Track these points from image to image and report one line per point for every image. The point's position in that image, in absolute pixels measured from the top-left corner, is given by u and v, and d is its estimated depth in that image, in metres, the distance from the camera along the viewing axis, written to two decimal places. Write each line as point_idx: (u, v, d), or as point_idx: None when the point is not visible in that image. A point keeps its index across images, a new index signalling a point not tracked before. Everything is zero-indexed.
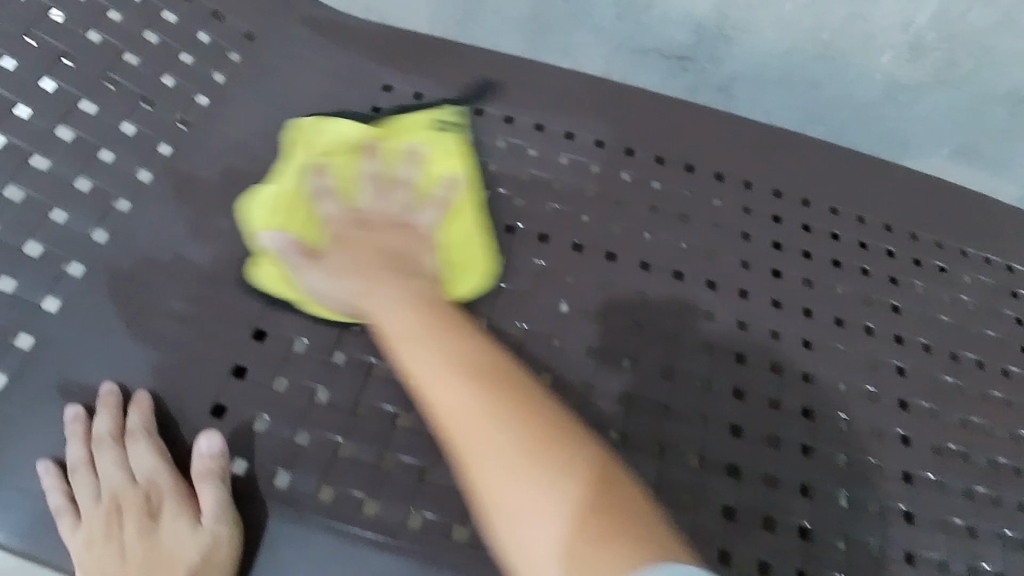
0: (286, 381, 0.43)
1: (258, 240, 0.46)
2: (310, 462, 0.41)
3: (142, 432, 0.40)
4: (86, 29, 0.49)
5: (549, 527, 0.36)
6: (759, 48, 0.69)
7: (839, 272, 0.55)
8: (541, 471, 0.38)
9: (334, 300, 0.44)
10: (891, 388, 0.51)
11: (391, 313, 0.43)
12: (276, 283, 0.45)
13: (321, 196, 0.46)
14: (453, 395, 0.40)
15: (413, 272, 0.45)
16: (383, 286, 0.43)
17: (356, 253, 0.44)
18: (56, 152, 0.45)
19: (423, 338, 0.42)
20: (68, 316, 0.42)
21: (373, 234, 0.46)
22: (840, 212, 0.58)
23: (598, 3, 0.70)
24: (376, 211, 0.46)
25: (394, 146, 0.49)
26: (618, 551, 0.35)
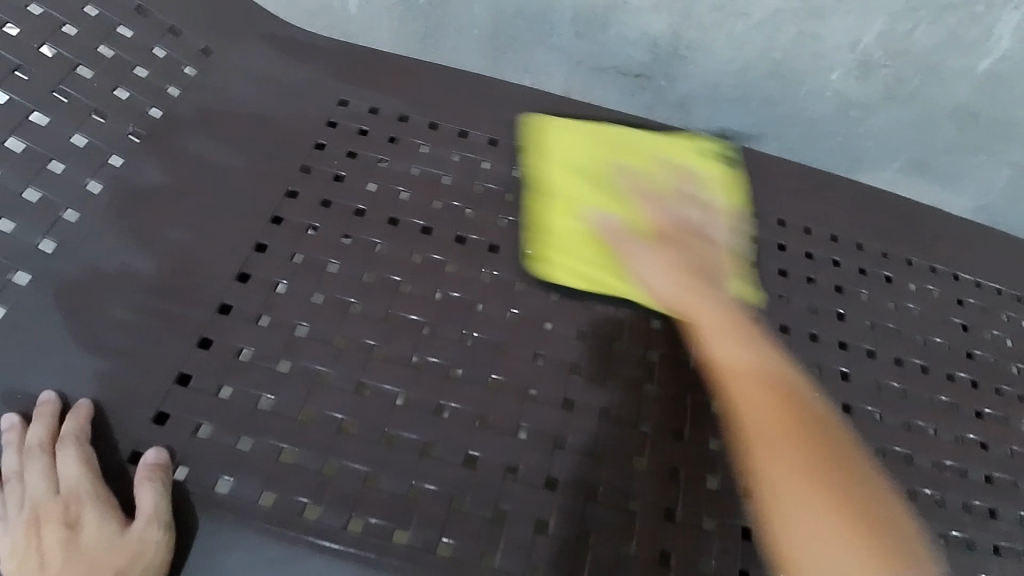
0: (230, 389, 0.43)
1: (585, 219, 0.53)
2: (253, 469, 0.41)
3: (72, 438, 0.39)
4: (39, 43, 0.49)
5: (825, 528, 0.38)
6: (712, 66, 0.71)
7: (785, 282, 0.55)
8: (815, 471, 0.41)
9: (659, 292, 0.50)
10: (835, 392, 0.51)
11: (713, 311, 0.49)
12: (549, 269, 0.51)
13: (642, 197, 0.53)
14: (753, 364, 0.46)
15: (708, 273, 0.51)
16: (705, 292, 0.50)
17: (682, 253, 0.51)
18: (4, 162, 0.45)
19: (740, 363, 0.46)
20: (10, 325, 0.42)
21: (690, 240, 0.52)
22: (787, 222, 0.59)
23: (558, 22, 0.72)
24: (686, 214, 0.53)
25: (671, 166, 0.55)
26: (853, 549, 0.37)
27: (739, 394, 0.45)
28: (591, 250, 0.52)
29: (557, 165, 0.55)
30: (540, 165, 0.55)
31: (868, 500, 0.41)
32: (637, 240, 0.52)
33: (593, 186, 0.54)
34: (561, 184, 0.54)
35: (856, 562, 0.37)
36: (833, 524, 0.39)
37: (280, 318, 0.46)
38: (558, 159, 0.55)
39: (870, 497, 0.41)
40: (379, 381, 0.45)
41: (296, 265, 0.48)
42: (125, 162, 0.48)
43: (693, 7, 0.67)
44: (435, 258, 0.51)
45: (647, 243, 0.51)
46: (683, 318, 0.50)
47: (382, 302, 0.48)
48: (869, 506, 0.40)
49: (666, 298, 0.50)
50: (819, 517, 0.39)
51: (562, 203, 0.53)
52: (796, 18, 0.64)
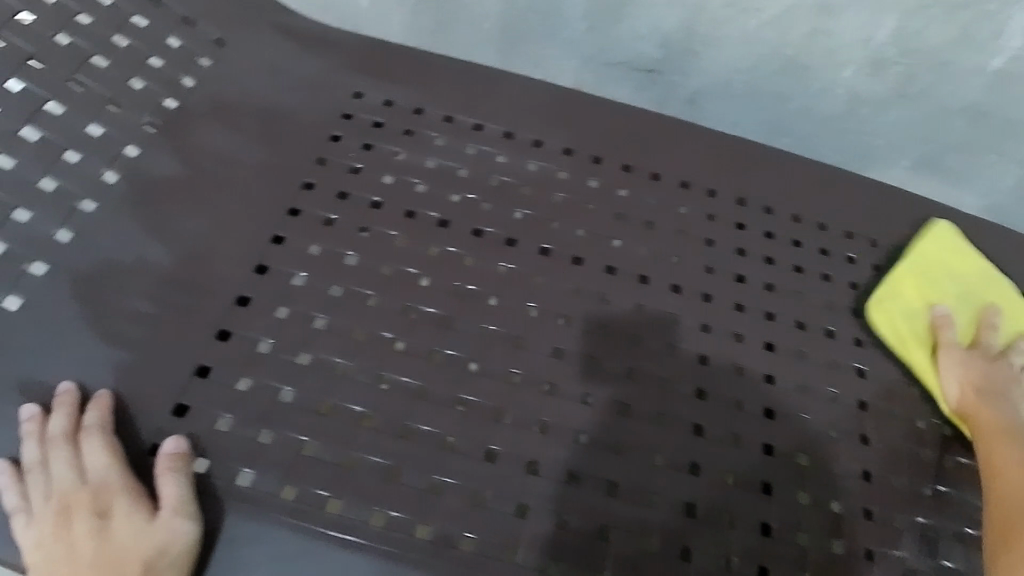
0: (249, 380, 0.43)
1: (930, 303, 0.55)
2: (274, 463, 0.41)
3: (97, 428, 0.39)
4: (54, 32, 0.49)
5: None
6: (725, 62, 0.71)
7: (801, 278, 0.56)
8: None
9: (950, 384, 0.52)
10: (851, 391, 0.51)
11: (1012, 431, 0.49)
12: (887, 323, 0.54)
13: (1008, 342, 0.54)
14: None
15: (1001, 397, 0.51)
16: (1001, 413, 0.50)
17: (988, 377, 0.52)
18: (21, 151, 0.44)
19: (1014, 443, 0.49)
20: (27, 316, 0.41)
21: (1007, 380, 0.52)
22: (803, 219, 0.59)
23: (570, 16, 0.72)
24: (1016, 368, 0.53)
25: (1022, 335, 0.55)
26: None
27: (1002, 465, 0.47)
28: (917, 330, 0.54)
29: (986, 282, 0.57)
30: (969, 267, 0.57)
31: None
32: (961, 347, 0.53)
33: (966, 308, 0.55)
34: (941, 276, 0.56)
35: None
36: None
37: (298, 310, 0.46)
38: (980, 289, 0.56)
39: None
40: (397, 373, 0.45)
41: (313, 257, 0.48)
42: (140, 152, 0.48)
43: (707, 2, 0.66)
44: (451, 251, 0.51)
45: (960, 348, 0.53)
46: (969, 423, 0.50)
47: (400, 295, 0.48)
48: None
49: (963, 401, 0.51)
50: None
51: (928, 285, 0.56)
52: (808, 14, 0.64)
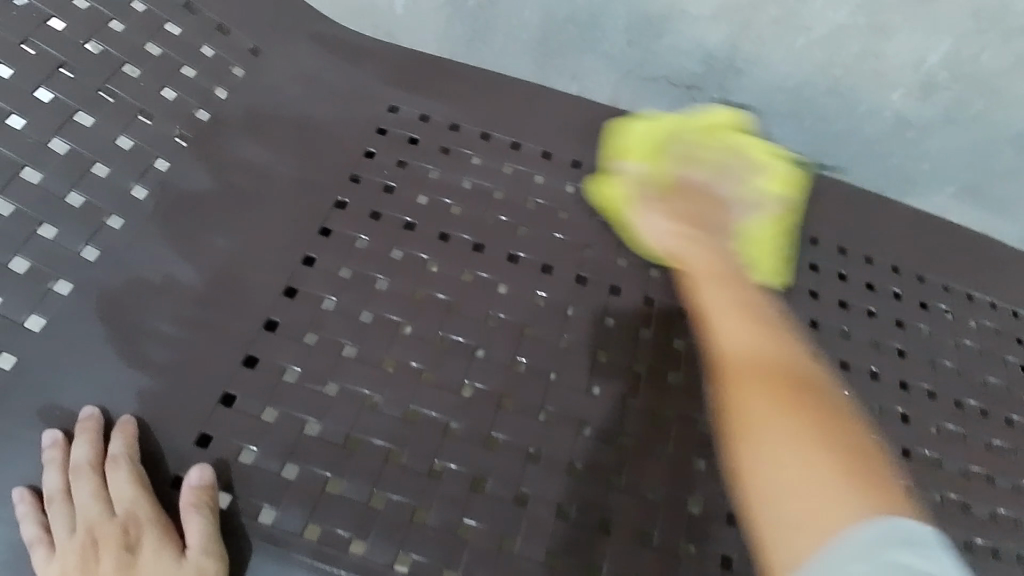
0: (276, 412, 0.41)
1: (616, 165, 0.54)
2: (296, 499, 0.39)
3: (124, 457, 0.38)
4: (85, 40, 0.47)
5: (801, 461, 0.37)
6: (769, 80, 0.68)
7: (846, 314, 0.51)
8: (814, 417, 0.39)
9: (664, 236, 0.50)
10: (893, 435, 0.47)
11: (713, 266, 0.49)
12: (614, 198, 0.53)
13: (720, 171, 0.51)
14: (729, 303, 0.46)
15: (724, 224, 0.51)
16: (698, 245, 0.50)
17: (690, 210, 0.51)
18: (49, 164, 0.43)
19: (717, 280, 0.48)
20: (53, 338, 0.40)
21: (714, 211, 0.51)
22: (848, 251, 0.54)
23: (609, 29, 0.70)
24: (723, 196, 0.51)
25: (748, 164, 0.52)
26: (846, 494, 0.35)
27: (715, 300, 0.47)
28: (628, 190, 0.52)
29: (686, 121, 0.53)
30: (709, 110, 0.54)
31: (823, 410, 0.40)
32: (653, 191, 0.51)
33: (661, 147, 0.53)
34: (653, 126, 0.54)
35: (850, 506, 0.34)
36: (775, 417, 0.39)
37: (327, 336, 0.44)
38: (709, 129, 0.54)
39: (838, 428, 0.39)
40: (427, 407, 0.43)
41: (344, 280, 0.46)
42: (170, 166, 0.46)
43: (753, 18, 0.64)
44: (484, 277, 0.49)
45: (666, 194, 0.51)
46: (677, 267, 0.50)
47: (431, 323, 0.46)
48: (845, 439, 0.39)
49: (671, 242, 0.50)
50: (806, 461, 0.37)
51: (653, 130, 0.53)
52: (859, 35, 0.62)
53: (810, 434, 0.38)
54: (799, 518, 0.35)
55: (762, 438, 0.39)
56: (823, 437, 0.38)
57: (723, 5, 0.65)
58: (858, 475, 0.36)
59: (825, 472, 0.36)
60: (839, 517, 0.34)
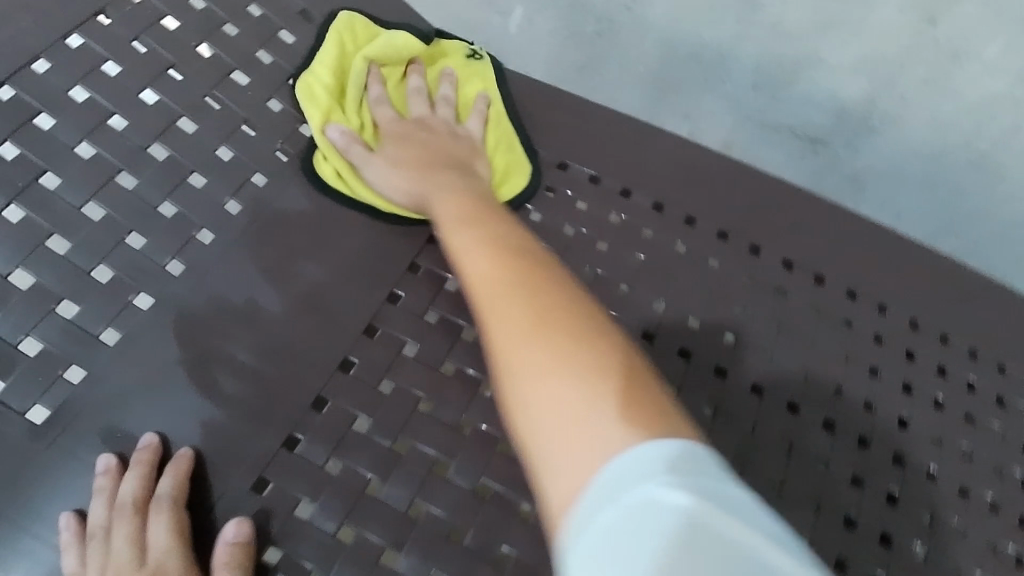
0: (341, 464, 0.38)
1: (321, 135, 0.47)
2: (349, 568, 0.36)
3: (168, 499, 0.36)
4: (197, 42, 0.46)
5: (559, 394, 0.30)
6: (906, 143, 0.62)
7: (972, 431, 0.45)
8: (550, 332, 0.32)
9: (393, 191, 0.45)
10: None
11: (448, 197, 0.43)
12: (337, 172, 0.46)
13: (412, 97, 0.50)
14: (469, 239, 0.40)
15: (471, 145, 0.49)
16: (443, 174, 0.45)
17: (400, 153, 0.46)
18: (145, 171, 0.41)
19: (464, 218, 0.41)
20: (125, 356, 0.38)
21: (455, 139, 0.48)
22: (981, 355, 0.48)
23: (736, 71, 0.65)
24: (433, 116, 0.49)
25: (448, 83, 0.52)
26: (614, 419, 0.29)
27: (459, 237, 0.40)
28: (340, 158, 0.46)
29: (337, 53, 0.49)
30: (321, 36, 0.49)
31: (570, 321, 0.33)
32: (380, 148, 0.47)
33: (336, 87, 0.48)
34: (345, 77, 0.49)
35: (612, 436, 0.28)
36: (529, 343, 0.32)
37: (403, 386, 0.41)
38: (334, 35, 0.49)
39: (580, 332, 0.33)
40: (498, 482, 0.39)
41: (427, 325, 0.43)
42: (265, 181, 0.44)
43: (899, 78, 0.58)
44: None
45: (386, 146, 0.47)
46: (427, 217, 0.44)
47: None
48: (611, 350, 0.32)
49: (411, 196, 0.45)
50: (578, 392, 0.30)
51: (335, 87, 0.48)
52: (1016, 107, 0.55)
53: (566, 353, 0.32)
54: (566, 463, 0.28)
55: (515, 366, 0.32)
56: (593, 352, 0.31)
57: (869, 58, 0.58)
58: (616, 378, 0.31)
59: (575, 400, 0.30)
60: (596, 451, 0.28)
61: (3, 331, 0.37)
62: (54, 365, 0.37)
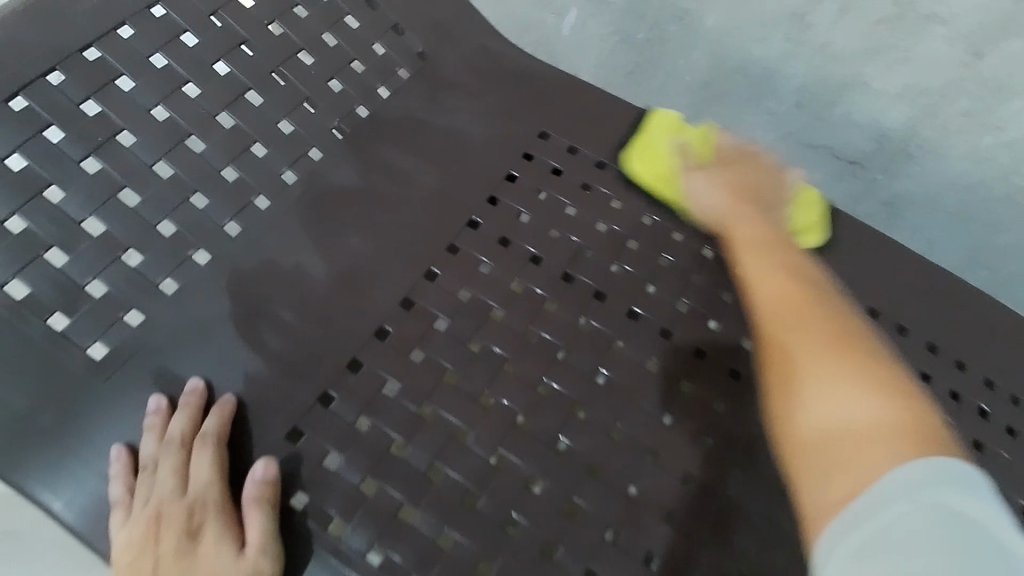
0: (369, 422, 0.41)
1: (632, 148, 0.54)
2: (370, 518, 0.39)
3: (213, 438, 0.39)
4: (269, 21, 0.49)
5: (846, 404, 0.37)
6: (946, 174, 0.64)
7: (981, 457, 0.46)
8: (848, 375, 0.38)
9: (704, 207, 0.51)
10: None
11: (757, 221, 0.50)
12: (650, 178, 0.52)
13: (720, 143, 0.53)
14: (765, 261, 0.47)
15: (776, 193, 0.52)
16: (749, 209, 0.50)
17: (723, 180, 0.51)
18: (212, 137, 0.45)
19: (759, 246, 0.48)
20: (181, 306, 0.41)
21: (750, 171, 0.52)
22: (997, 385, 0.49)
23: (782, 88, 0.68)
24: (755, 163, 0.52)
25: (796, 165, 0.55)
26: (893, 444, 0.34)
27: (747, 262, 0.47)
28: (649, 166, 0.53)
29: (648, 129, 0.54)
30: (652, 116, 0.55)
31: (866, 357, 0.39)
32: (694, 166, 0.52)
33: (649, 139, 0.54)
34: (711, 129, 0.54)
35: (891, 454, 0.34)
36: (832, 376, 0.38)
37: (432, 356, 0.44)
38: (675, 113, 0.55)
39: (872, 371, 0.38)
40: (514, 454, 0.42)
41: (460, 303, 0.46)
42: (322, 156, 0.48)
43: (940, 107, 0.61)
44: (599, 329, 0.46)
45: (714, 168, 0.52)
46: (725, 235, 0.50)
47: (539, 366, 0.44)
48: (885, 378, 0.38)
49: (715, 214, 0.50)
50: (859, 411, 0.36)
51: (701, 134, 0.54)
52: None
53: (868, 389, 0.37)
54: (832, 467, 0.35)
55: (800, 375, 0.39)
56: (899, 401, 0.37)
57: (911, 86, 0.61)
58: (902, 421, 0.35)
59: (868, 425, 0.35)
60: (871, 461, 0.34)
61: (74, 272, 0.40)
62: (116, 307, 0.40)
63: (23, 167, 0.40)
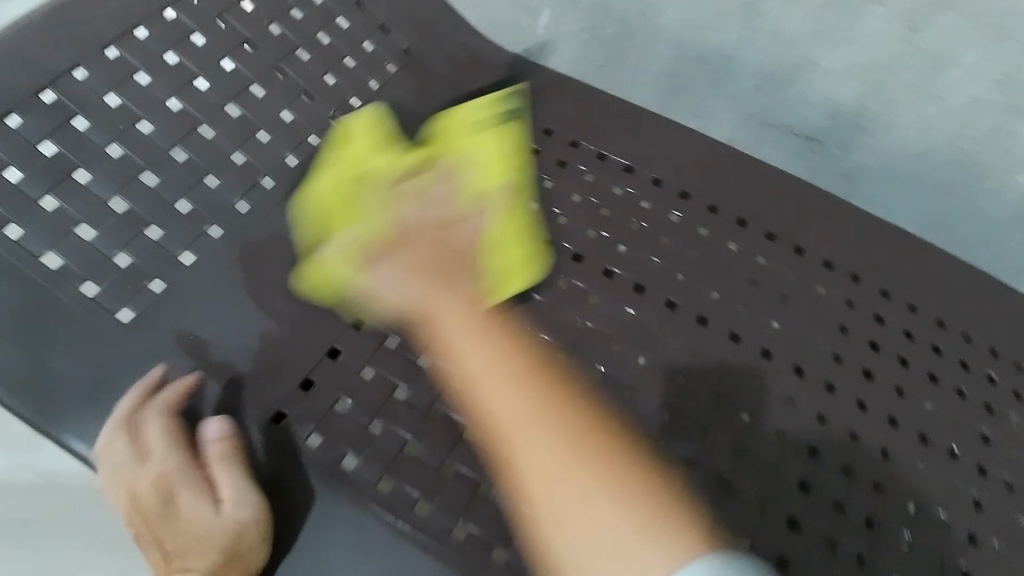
0: (374, 371, 0.46)
1: (314, 250, 0.48)
2: (379, 453, 0.44)
3: (164, 411, 0.42)
4: (269, 22, 0.54)
5: (597, 519, 0.40)
6: (897, 144, 0.70)
7: (934, 388, 0.52)
8: (579, 478, 0.41)
9: (398, 296, 0.46)
10: (937, 503, 0.48)
11: (445, 291, 0.47)
12: (332, 283, 0.47)
13: (404, 199, 0.48)
14: (461, 334, 0.46)
15: (466, 247, 0.49)
16: (447, 290, 0.47)
17: (416, 267, 0.47)
18: (221, 126, 0.50)
19: (475, 331, 0.47)
20: (200, 275, 0.46)
21: (432, 238, 0.48)
22: (946, 324, 0.54)
23: (741, 73, 0.73)
24: (433, 228, 0.48)
25: (504, 184, 0.52)
26: (654, 542, 0.39)
27: (474, 354, 0.46)
28: (347, 250, 0.47)
29: (342, 176, 0.50)
30: (320, 175, 0.50)
31: (606, 458, 0.42)
32: (381, 250, 0.47)
33: (318, 207, 0.49)
34: (366, 191, 0.48)
35: (656, 559, 0.39)
36: (574, 478, 0.41)
37: None
38: (343, 144, 0.52)
39: (614, 474, 0.42)
40: None
41: None
42: (320, 142, 0.53)
43: (886, 81, 0.66)
44: (579, 286, 0.52)
45: (394, 246, 0.47)
46: (427, 326, 0.47)
47: (524, 319, 0.50)
48: (620, 474, 0.42)
49: (415, 306, 0.47)
50: (613, 524, 0.40)
51: (357, 177, 0.49)
52: (994, 109, 0.63)
53: (611, 493, 0.41)
54: None
55: (551, 493, 0.41)
56: (637, 496, 0.41)
57: (858, 64, 0.67)
58: (645, 512, 0.41)
59: (621, 528, 0.40)
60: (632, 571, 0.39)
61: (102, 246, 0.45)
62: (141, 276, 0.45)
63: (55, 152, 0.45)
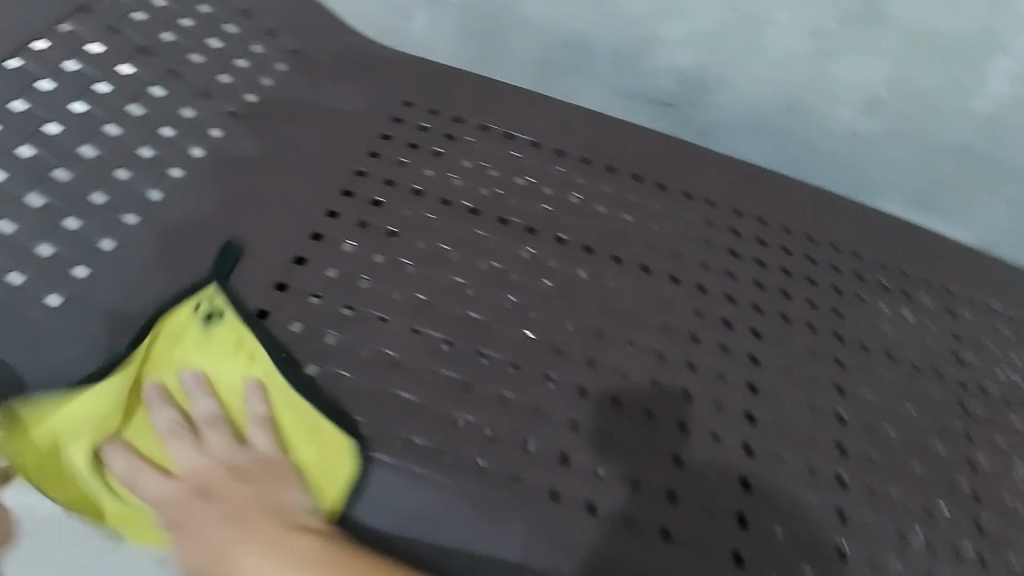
0: (302, 325, 0.51)
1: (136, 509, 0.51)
2: (320, 392, 0.49)
3: None
4: (162, 31, 0.60)
5: None
6: (737, 97, 0.80)
7: (788, 279, 0.61)
8: None
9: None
10: (805, 369, 0.56)
11: (245, 553, 0.48)
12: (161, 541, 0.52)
13: (167, 438, 0.49)
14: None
15: (256, 467, 0.49)
16: (248, 545, 0.48)
17: (214, 521, 0.49)
18: (127, 123, 0.54)
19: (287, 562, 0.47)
20: (124, 258, 0.51)
21: (228, 484, 0.49)
22: (792, 230, 0.64)
23: (598, 51, 0.82)
24: (220, 466, 0.49)
25: (243, 380, 0.50)
26: None
27: None
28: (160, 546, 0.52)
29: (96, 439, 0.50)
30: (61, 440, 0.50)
31: None
32: (176, 532, 0.49)
33: (93, 466, 0.51)
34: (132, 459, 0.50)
35: None
36: None
37: (345, 271, 0.54)
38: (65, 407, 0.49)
39: None
40: (427, 327, 0.53)
41: (361, 229, 0.56)
42: (224, 134, 0.58)
43: (718, 44, 0.77)
44: (480, 233, 0.59)
45: (182, 517, 0.49)
46: None
47: (433, 266, 0.56)
48: None
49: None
50: None
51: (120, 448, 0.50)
52: (809, 57, 0.74)
53: None
54: None
55: None
56: None
57: (693, 33, 0.77)
58: None
59: None
60: None
61: (23, 237, 0.50)
62: (63, 264, 0.50)
63: None
